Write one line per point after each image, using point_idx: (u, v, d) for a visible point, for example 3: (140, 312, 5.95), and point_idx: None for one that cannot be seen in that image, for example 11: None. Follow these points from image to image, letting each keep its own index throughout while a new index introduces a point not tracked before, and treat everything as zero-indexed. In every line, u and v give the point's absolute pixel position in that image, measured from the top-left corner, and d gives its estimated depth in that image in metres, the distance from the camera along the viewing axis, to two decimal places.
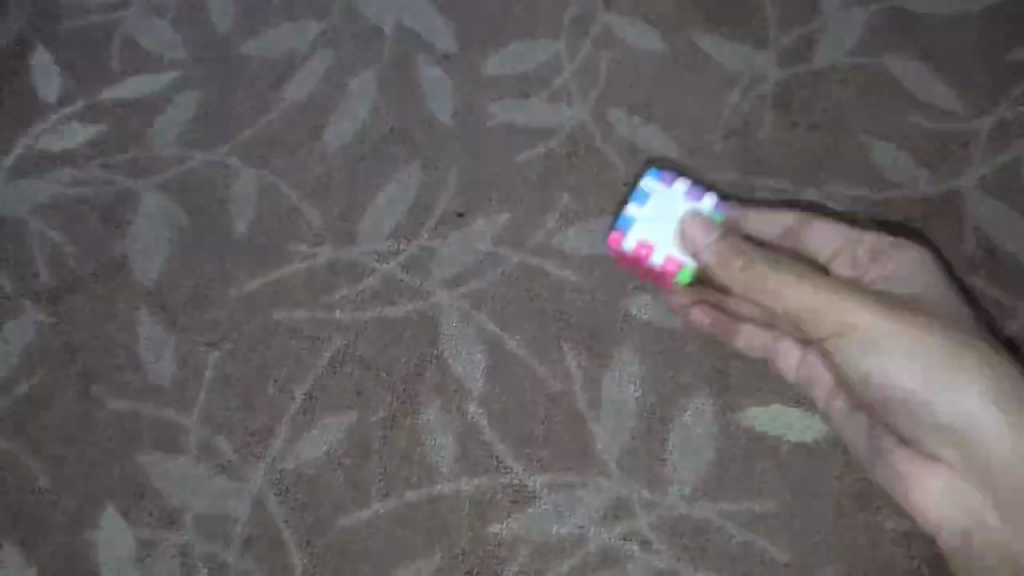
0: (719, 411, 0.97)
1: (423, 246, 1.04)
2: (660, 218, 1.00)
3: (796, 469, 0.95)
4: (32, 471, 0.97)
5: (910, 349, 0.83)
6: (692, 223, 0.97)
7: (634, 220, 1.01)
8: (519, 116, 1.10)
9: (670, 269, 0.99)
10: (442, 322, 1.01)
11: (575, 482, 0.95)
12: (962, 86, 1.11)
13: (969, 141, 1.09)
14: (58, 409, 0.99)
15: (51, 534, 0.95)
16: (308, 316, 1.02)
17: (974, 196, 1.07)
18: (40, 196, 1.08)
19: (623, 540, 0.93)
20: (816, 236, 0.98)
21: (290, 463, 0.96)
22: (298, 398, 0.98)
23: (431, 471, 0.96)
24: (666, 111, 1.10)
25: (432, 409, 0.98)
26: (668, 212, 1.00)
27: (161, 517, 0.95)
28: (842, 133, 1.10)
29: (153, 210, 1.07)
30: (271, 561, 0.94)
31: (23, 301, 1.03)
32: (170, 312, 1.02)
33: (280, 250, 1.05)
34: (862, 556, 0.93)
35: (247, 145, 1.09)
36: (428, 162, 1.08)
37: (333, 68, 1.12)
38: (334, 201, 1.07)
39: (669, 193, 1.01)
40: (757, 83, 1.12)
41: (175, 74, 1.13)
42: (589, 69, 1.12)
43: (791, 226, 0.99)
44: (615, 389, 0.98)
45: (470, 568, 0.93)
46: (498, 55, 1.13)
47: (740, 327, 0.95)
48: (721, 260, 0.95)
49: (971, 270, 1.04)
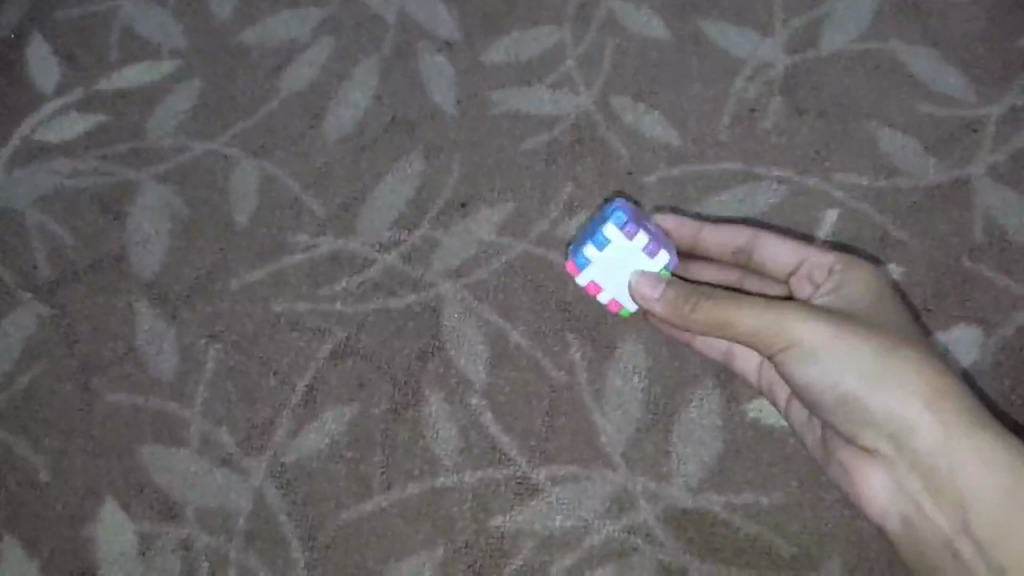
0: (725, 402, 0.96)
1: (425, 236, 1.03)
2: (616, 266, 0.91)
3: (803, 462, 0.94)
4: (34, 464, 0.97)
5: (876, 374, 0.79)
6: (642, 282, 0.87)
7: (591, 264, 0.91)
8: (522, 105, 1.08)
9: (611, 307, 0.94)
10: (444, 313, 1.00)
11: (579, 475, 0.94)
12: (971, 72, 1.09)
13: (980, 127, 1.07)
14: (59, 402, 0.98)
15: (53, 527, 0.95)
16: (310, 308, 1.01)
17: (985, 182, 1.05)
18: (39, 187, 1.07)
19: (628, 533, 0.93)
20: (777, 252, 0.96)
21: (292, 456, 0.96)
22: (299, 391, 0.98)
23: (434, 463, 0.95)
24: (671, 99, 1.09)
25: (434, 401, 0.97)
26: (622, 262, 0.91)
27: (163, 510, 0.95)
28: (850, 119, 1.08)
29: (152, 201, 1.06)
30: (273, 554, 0.93)
31: (23, 293, 1.02)
32: (170, 304, 1.01)
33: (281, 241, 1.03)
34: (869, 548, 0.92)
35: (246, 135, 1.08)
36: (430, 151, 1.07)
37: (333, 57, 1.11)
38: (335, 191, 1.05)
39: (627, 244, 0.89)
40: (764, 69, 1.10)
41: (174, 64, 1.12)
42: (593, 57, 1.11)
43: (751, 239, 0.98)
44: (619, 381, 0.97)
45: (474, 561, 0.93)
46: (501, 42, 1.11)
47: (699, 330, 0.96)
48: (672, 301, 0.84)
49: (982, 258, 1.03)
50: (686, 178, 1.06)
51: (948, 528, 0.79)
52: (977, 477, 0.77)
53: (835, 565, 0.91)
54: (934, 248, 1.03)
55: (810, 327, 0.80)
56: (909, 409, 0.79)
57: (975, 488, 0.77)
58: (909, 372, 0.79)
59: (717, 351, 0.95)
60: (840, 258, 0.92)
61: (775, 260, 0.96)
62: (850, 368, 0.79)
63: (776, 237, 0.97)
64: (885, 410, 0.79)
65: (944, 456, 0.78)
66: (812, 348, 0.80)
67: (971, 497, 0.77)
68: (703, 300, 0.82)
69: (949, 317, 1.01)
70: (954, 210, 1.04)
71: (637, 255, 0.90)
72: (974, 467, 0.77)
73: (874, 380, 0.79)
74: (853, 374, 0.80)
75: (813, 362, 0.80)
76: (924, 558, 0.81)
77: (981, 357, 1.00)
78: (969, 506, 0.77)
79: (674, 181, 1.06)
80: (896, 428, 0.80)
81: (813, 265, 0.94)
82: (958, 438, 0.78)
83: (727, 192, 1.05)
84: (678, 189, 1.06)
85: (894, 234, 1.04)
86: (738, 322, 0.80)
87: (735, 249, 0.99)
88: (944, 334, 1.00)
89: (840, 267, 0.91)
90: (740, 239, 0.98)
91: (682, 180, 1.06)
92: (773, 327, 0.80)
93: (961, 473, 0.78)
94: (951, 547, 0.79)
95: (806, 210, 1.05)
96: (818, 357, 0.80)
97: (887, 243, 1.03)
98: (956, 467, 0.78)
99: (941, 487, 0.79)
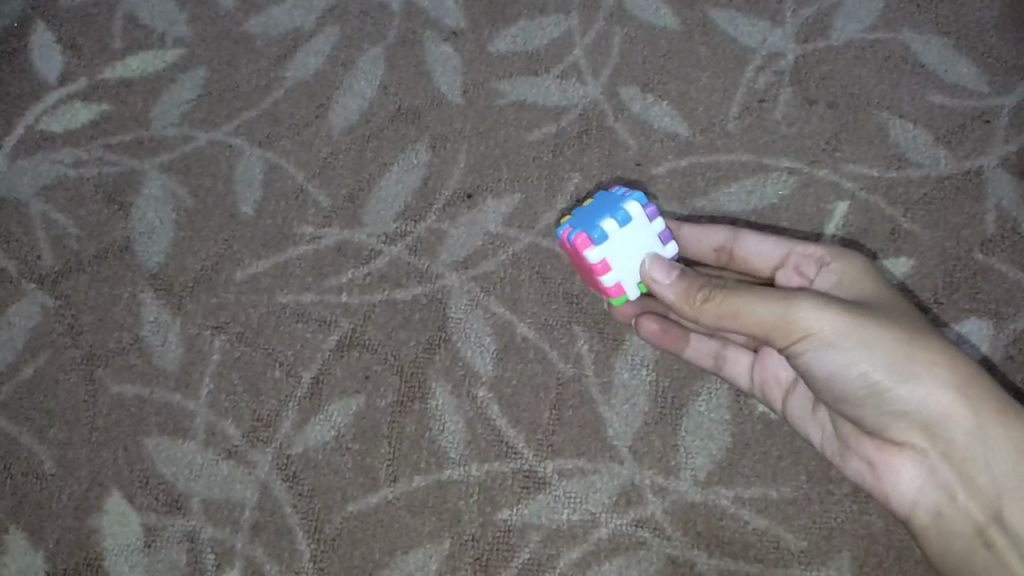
0: (734, 397, 0.95)
1: (431, 228, 1.02)
2: (631, 245, 0.87)
3: (812, 455, 0.93)
4: (38, 456, 0.96)
5: (899, 362, 0.78)
6: (656, 262, 0.85)
7: (610, 242, 0.86)
8: (528, 95, 1.08)
9: (610, 292, 0.90)
10: (450, 305, 0.99)
11: (587, 468, 0.93)
12: (984, 62, 1.08)
13: (992, 118, 1.06)
14: (64, 393, 0.98)
15: (57, 519, 0.94)
16: (315, 300, 1.00)
17: (997, 174, 1.04)
18: (43, 176, 1.06)
19: (636, 528, 0.91)
20: (768, 247, 0.95)
21: (299, 448, 0.95)
22: (304, 383, 0.97)
23: (439, 456, 0.94)
24: (679, 89, 1.08)
25: (440, 394, 0.96)
26: (636, 245, 0.87)
27: (167, 502, 0.94)
28: (860, 109, 1.07)
29: (157, 192, 1.05)
30: (277, 546, 0.92)
31: (27, 284, 1.02)
32: (175, 295, 1.01)
33: (286, 232, 1.03)
34: (879, 543, 0.90)
35: (251, 125, 1.08)
36: (435, 141, 1.06)
37: (339, 46, 1.11)
38: (340, 181, 1.05)
39: (645, 225, 0.87)
40: (772, 59, 1.09)
41: (178, 52, 1.11)
42: (599, 47, 1.10)
43: (743, 241, 0.96)
44: (626, 373, 0.96)
45: (479, 555, 0.91)
46: (507, 33, 1.11)
47: (688, 335, 0.94)
48: (682, 292, 0.83)
49: (994, 251, 1.01)
50: (694, 169, 1.05)
51: (977, 518, 0.78)
52: (1001, 462, 0.78)
53: (844, 560, 0.90)
54: (946, 240, 1.02)
55: (830, 317, 0.78)
56: (932, 396, 0.78)
57: (1004, 472, 0.78)
58: (931, 359, 0.78)
59: (708, 356, 0.94)
60: (827, 251, 0.90)
61: (759, 256, 0.96)
62: (873, 359, 0.78)
63: (760, 235, 0.96)
64: (912, 399, 0.79)
65: (971, 441, 0.78)
66: (836, 338, 0.78)
67: (1001, 482, 0.78)
68: (719, 292, 0.80)
69: (959, 311, 0.99)
70: (965, 202, 1.03)
71: (653, 238, 0.88)
72: (997, 450, 0.78)
73: (900, 369, 0.78)
74: (878, 362, 0.78)
75: (838, 353, 0.78)
76: (952, 552, 0.80)
77: (991, 351, 0.98)
78: (1001, 492, 0.78)
79: (682, 172, 1.05)
80: (923, 418, 0.79)
81: (799, 257, 0.93)
82: (984, 421, 0.78)
83: (735, 183, 1.04)
84: (685, 181, 1.04)
85: (905, 226, 1.02)
86: (751, 313, 0.79)
87: (717, 249, 0.98)
88: (953, 328, 0.99)
89: (828, 261, 0.90)
90: (720, 238, 0.97)
91: (690, 171, 1.05)
92: (795, 318, 0.78)
93: (987, 456, 0.78)
94: (982, 535, 0.78)
95: (816, 202, 1.03)
96: (842, 347, 0.78)
97: (898, 235, 1.02)
98: (985, 451, 0.78)
99: (968, 476, 0.79)
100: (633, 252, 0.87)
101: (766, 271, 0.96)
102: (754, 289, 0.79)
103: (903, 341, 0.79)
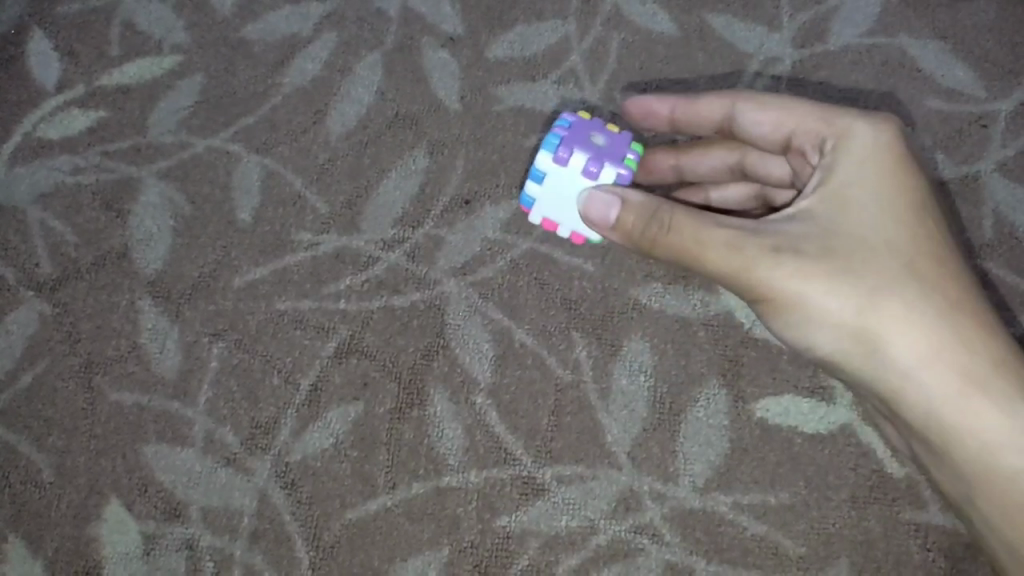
0: (732, 402, 0.95)
1: (429, 234, 1.02)
2: (562, 191, 0.92)
3: (811, 461, 0.93)
4: (37, 463, 0.95)
5: (860, 336, 0.81)
6: (589, 200, 0.86)
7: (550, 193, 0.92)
8: (526, 100, 1.08)
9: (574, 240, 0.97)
10: (449, 311, 0.99)
11: (586, 475, 0.93)
12: (981, 66, 1.09)
13: (989, 122, 1.06)
14: (62, 401, 0.97)
15: (56, 527, 0.94)
16: (314, 307, 1.00)
17: (994, 179, 1.04)
18: (40, 184, 1.06)
19: (635, 533, 0.91)
20: (772, 120, 0.89)
21: (298, 455, 0.94)
22: (303, 390, 0.97)
23: (438, 462, 0.94)
24: (677, 94, 1.09)
25: (439, 400, 0.96)
26: (564, 192, 0.92)
27: (167, 510, 0.94)
28: (856, 115, 1.08)
29: (155, 198, 1.05)
30: (278, 554, 0.92)
31: (24, 292, 1.02)
32: (174, 302, 1.01)
33: (284, 238, 1.03)
34: (877, 548, 0.90)
35: (250, 132, 1.08)
36: (434, 147, 1.06)
37: (336, 52, 1.11)
38: (339, 187, 1.05)
39: (560, 172, 0.90)
40: (769, 64, 1.10)
41: (175, 59, 1.11)
42: (598, 53, 1.11)
43: (742, 117, 0.91)
44: (625, 379, 0.96)
45: (479, 561, 0.91)
46: (505, 38, 1.11)
47: None
48: (628, 225, 0.84)
49: (992, 256, 1.01)
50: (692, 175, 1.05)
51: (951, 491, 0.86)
52: (966, 447, 0.81)
53: (844, 565, 0.90)
54: None
55: (794, 283, 0.79)
56: (895, 375, 0.81)
57: (972, 456, 0.81)
58: (898, 332, 0.80)
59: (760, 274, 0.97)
60: (830, 132, 0.85)
61: (759, 135, 0.91)
62: (833, 333, 0.82)
63: (764, 103, 0.90)
64: (877, 370, 0.82)
65: (936, 420, 0.82)
66: (795, 308, 0.81)
67: (969, 467, 0.81)
68: (668, 232, 0.82)
69: None
70: (963, 207, 1.03)
71: (576, 176, 0.90)
72: (963, 434, 0.81)
73: (861, 344, 0.81)
74: (838, 334, 0.82)
75: (800, 318, 0.82)
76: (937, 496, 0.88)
77: None
78: (967, 474, 0.82)
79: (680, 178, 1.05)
80: (888, 388, 0.82)
81: (803, 138, 0.88)
82: (949, 405, 0.81)
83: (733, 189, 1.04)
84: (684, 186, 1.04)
85: None
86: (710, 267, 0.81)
87: (716, 127, 0.95)
88: None
89: (828, 147, 0.85)
90: (719, 117, 0.93)
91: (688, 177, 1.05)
92: (755, 288, 0.81)
93: (954, 439, 0.81)
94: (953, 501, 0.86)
95: None
96: (803, 317, 0.82)
97: None
98: (952, 432, 0.81)
99: (936, 449, 0.84)
100: (563, 196, 0.92)
101: (775, 148, 0.91)
102: (704, 244, 0.80)
103: (873, 289, 0.79)
